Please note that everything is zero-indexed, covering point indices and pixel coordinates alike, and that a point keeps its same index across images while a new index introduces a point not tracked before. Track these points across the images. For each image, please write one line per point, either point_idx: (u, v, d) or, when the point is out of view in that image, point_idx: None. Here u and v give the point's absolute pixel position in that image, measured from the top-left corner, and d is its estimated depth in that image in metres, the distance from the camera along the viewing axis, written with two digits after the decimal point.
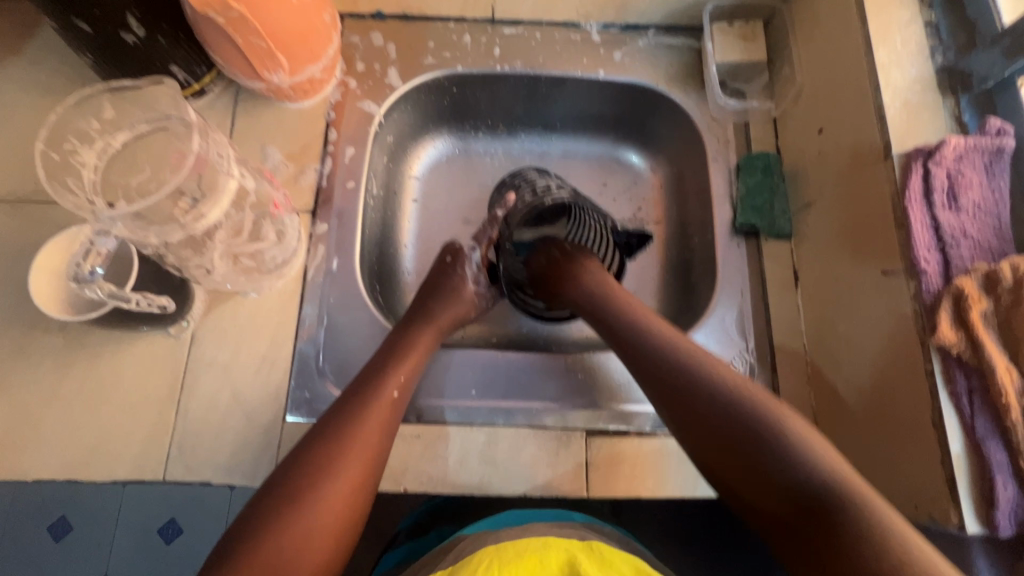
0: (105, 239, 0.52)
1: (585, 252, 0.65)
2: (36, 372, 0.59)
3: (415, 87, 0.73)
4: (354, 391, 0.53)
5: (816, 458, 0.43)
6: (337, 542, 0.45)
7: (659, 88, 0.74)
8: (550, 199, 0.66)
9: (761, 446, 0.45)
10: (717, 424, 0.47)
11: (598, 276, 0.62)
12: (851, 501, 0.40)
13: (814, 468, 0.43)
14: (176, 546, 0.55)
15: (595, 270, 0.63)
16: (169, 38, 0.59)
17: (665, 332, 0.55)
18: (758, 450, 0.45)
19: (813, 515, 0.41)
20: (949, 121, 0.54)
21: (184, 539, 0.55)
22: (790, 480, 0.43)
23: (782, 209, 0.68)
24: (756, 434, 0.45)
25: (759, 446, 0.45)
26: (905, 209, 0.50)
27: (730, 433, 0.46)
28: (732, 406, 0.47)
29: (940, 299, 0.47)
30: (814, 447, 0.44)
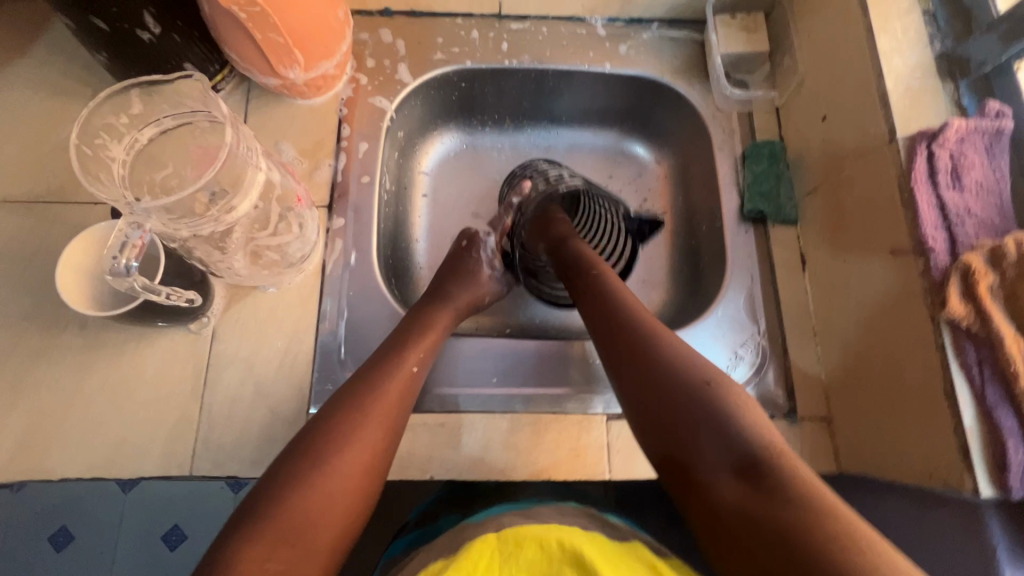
0: (141, 231, 0.47)
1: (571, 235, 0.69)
2: (57, 370, 0.59)
3: (425, 82, 0.74)
4: (375, 363, 0.55)
5: (754, 423, 0.45)
6: (358, 503, 0.47)
7: (664, 79, 0.76)
8: (564, 186, 0.72)
9: (706, 407, 0.46)
10: (670, 383, 0.49)
11: (584, 250, 0.65)
12: (781, 462, 0.42)
13: (748, 431, 0.44)
14: None
15: (582, 245, 0.65)
16: (183, 35, 0.59)
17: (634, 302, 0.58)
18: (698, 406, 0.47)
19: (744, 470, 0.42)
20: (949, 104, 0.56)
21: None
22: (724, 436, 0.44)
23: (787, 195, 0.69)
24: (705, 394, 0.47)
25: (703, 406, 0.46)
26: (912, 191, 0.52)
27: (679, 392, 0.48)
28: (686, 369, 0.49)
29: (950, 274, 0.48)
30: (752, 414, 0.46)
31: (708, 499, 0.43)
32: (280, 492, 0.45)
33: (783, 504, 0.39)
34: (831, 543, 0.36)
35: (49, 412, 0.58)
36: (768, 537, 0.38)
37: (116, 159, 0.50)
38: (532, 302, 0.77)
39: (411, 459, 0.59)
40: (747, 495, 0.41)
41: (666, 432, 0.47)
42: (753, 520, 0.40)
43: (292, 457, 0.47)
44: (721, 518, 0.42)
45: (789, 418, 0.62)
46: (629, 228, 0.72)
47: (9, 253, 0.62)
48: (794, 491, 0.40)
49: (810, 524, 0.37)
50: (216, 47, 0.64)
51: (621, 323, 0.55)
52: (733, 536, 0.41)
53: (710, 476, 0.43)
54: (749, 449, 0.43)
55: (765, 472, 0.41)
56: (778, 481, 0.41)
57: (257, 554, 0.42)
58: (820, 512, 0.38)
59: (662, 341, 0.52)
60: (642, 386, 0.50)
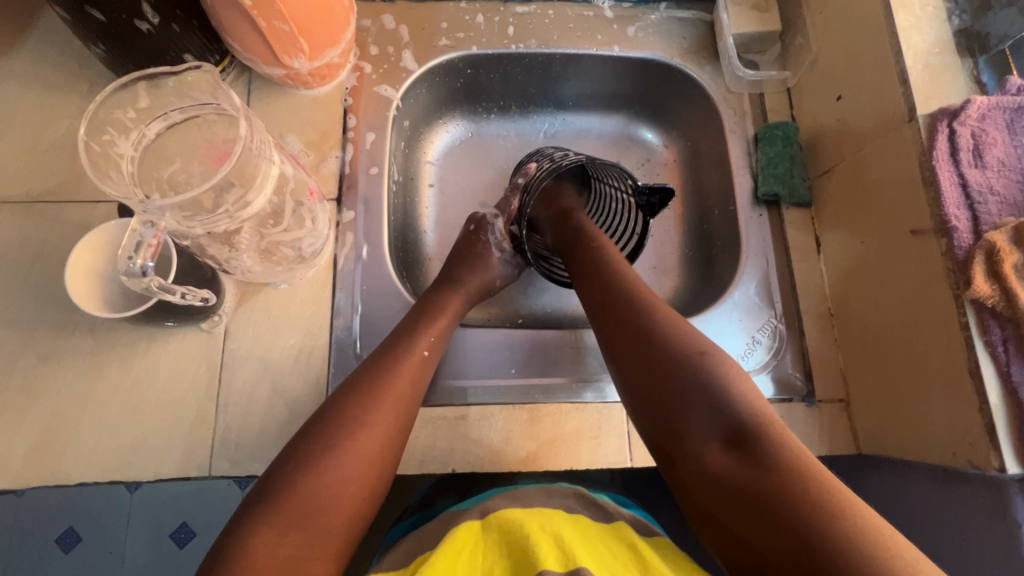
0: (155, 230, 0.45)
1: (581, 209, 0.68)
2: (69, 373, 0.58)
3: (430, 69, 0.73)
4: (386, 349, 0.54)
5: (746, 394, 0.45)
6: (370, 489, 0.47)
7: (673, 62, 0.74)
8: (567, 161, 0.67)
9: (698, 377, 0.46)
10: (662, 355, 0.48)
11: (583, 221, 0.65)
12: (771, 433, 0.42)
13: (740, 401, 0.44)
14: None
15: (583, 217, 0.66)
16: (182, 24, 0.57)
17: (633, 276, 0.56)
18: (694, 377, 0.46)
19: (734, 443, 0.42)
20: (968, 81, 0.55)
21: None
22: (718, 408, 0.44)
23: (801, 177, 0.69)
24: (697, 365, 0.46)
25: (695, 377, 0.46)
26: (933, 169, 0.51)
27: (671, 363, 0.47)
28: (678, 340, 0.48)
29: (973, 254, 0.48)
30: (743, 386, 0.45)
31: (696, 471, 0.43)
32: (292, 478, 0.44)
33: (770, 474, 0.39)
34: (817, 511, 0.36)
35: (62, 416, 0.57)
36: (754, 505, 0.38)
37: (124, 156, 0.48)
38: (544, 290, 0.76)
39: (433, 452, 0.59)
40: (736, 465, 0.41)
41: (657, 405, 0.46)
42: (741, 491, 0.39)
43: (304, 442, 0.47)
44: (710, 490, 0.41)
45: (807, 401, 0.62)
46: (640, 204, 0.68)
47: (11, 255, 0.60)
48: (782, 462, 0.39)
49: (797, 491, 0.37)
50: (216, 37, 0.62)
51: (614, 297, 0.54)
52: (719, 508, 0.40)
53: (700, 448, 0.43)
54: (739, 420, 0.43)
55: (753, 442, 0.41)
56: (768, 452, 0.40)
57: (269, 539, 0.41)
58: (806, 482, 0.38)
59: (654, 314, 0.51)
60: (632, 359, 0.50)
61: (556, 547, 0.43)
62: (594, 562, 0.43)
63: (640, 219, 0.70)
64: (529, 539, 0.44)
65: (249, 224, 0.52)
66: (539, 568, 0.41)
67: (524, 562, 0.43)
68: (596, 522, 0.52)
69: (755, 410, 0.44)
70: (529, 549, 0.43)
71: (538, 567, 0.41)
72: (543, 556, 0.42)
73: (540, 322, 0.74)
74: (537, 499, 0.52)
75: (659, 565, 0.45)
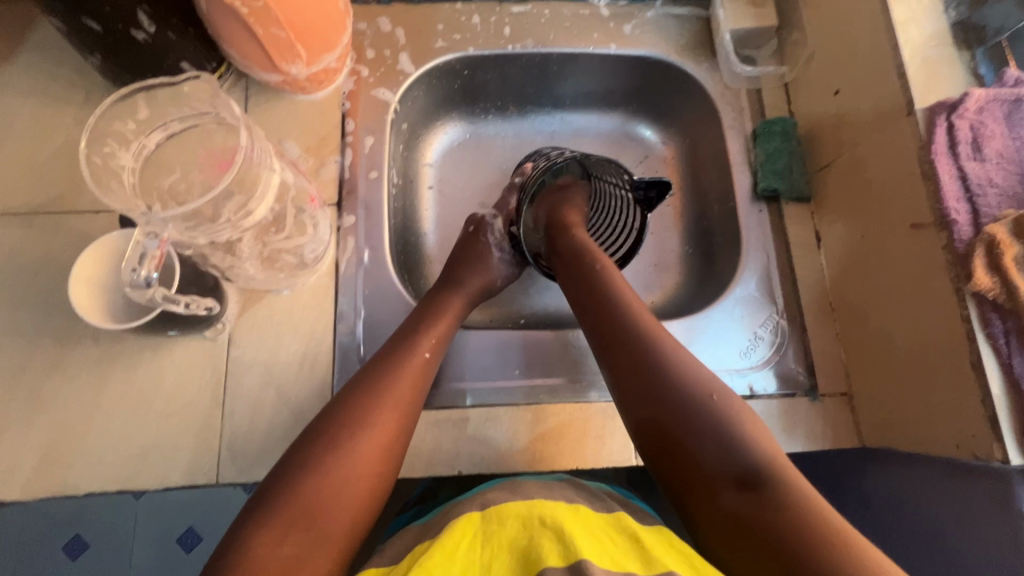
0: (159, 242, 0.45)
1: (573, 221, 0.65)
2: (74, 384, 0.58)
3: (427, 71, 0.73)
4: (388, 352, 0.55)
5: (756, 435, 0.45)
6: (372, 490, 0.47)
7: (670, 58, 0.74)
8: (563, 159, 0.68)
9: (709, 419, 0.46)
10: (673, 394, 0.48)
11: (583, 240, 0.63)
12: (783, 476, 0.42)
13: (752, 443, 0.44)
14: None
15: (582, 236, 0.63)
16: (179, 32, 0.57)
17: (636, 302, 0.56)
18: (704, 414, 0.46)
19: (745, 484, 0.42)
20: (966, 73, 0.55)
21: None
22: (729, 448, 0.44)
23: (800, 172, 0.69)
24: (708, 406, 0.46)
25: (707, 419, 0.46)
26: (932, 162, 0.51)
27: (682, 403, 0.47)
28: (688, 378, 0.48)
29: (974, 246, 0.48)
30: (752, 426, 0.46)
31: (713, 513, 0.43)
32: (295, 481, 0.45)
33: (787, 520, 0.39)
34: (837, 559, 0.37)
35: (68, 427, 0.57)
36: (774, 552, 0.39)
37: (124, 167, 0.48)
38: (545, 289, 0.76)
39: (439, 454, 0.60)
40: (752, 509, 0.41)
41: (671, 445, 0.46)
42: (754, 534, 0.40)
43: (306, 446, 0.47)
44: (727, 531, 0.42)
45: (810, 396, 0.63)
46: (638, 199, 0.68)
47: (12, 267, 0.60)
48: (796, 506, 0.40)
49: (814, 538, 0.38)
50: (212, 44, 0.61)
51: (620, 330, 0.53)
52: (738, 551, 0.41)
53: (712, 487, 0.43)
54: (751, 463, 0.43)
55: (766, 485, 0.42)
56: (783, 496, 0.41)
57: (270, 540, 0.42)
58: (823, 529, 0.39)
59: (662, 350, 0.51)
60: (643, 397, 0.49)
61: (555, 539, 0.45)
62: (596, 554, 0.43)
63: (638, 215, 0.70)
64: (530, 539, 0.45)
65: (250, 233, 0.52)
66: (541, 568, 0.43)
67: (529, 563, 0.44)
68: (597, 512, 0.51)
69: (766, 452, 0.44)
70: (530, 548, 0.45)
71: (541, 564, 0.43)
72: (546, 554, 0.44)
73: (542, 322, 0.74)
74: (539, 491, 0.52)
75: (663, 559, 0.44)
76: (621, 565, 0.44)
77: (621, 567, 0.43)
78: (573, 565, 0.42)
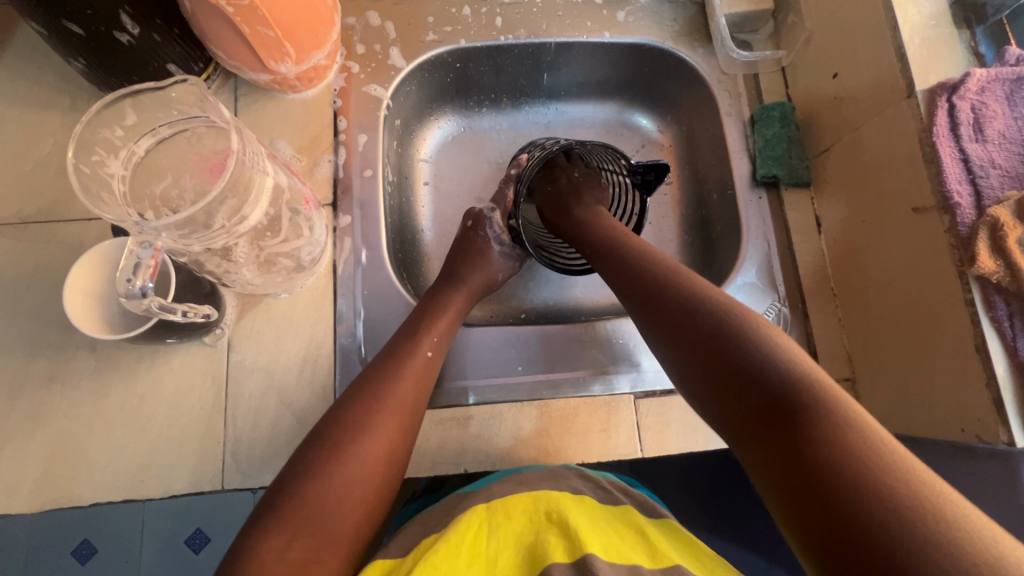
0: (152, 251, 0.45)
1: (580, 199, 0.66)
2: (74, 394, 0.58)
3: (419, 65, 0.71)
4: (389, 352, 0.54)
5: (791, 357, 0.38)
6: (377, 491, 0.47)
7: (665, 45, 0.73)
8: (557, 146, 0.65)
9: (732, 345, 0.40)
10: (695, 322, 0.43)
11: (592, 214, 0.62)
12: (821, 398, 0.35)
13: (784, 364, 0.38)
14: (204, 553, 0.57)
15: (583, 210, 0.63)
16: (163, 33, 0.56)
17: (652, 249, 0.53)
18: (726, 339, 0.41)
19: (775, 406, 0.36)
20: (966, 53, 0.54)
21: (211, 546, 0.57)
22: (755, 369, 0.38)
23: (799, 157, 0.68)
24: (732, 332, 0.41)
25: (731, 343, 0.40)
26: (934, 145, 0.51)
27: (704, 329, 0.42)
28: (710, 307, 0.43)
29: (977, 230, 0.48)
30: (787, 348, 0.39)
31: (742, 438, 0.38)
32: (299, 484, 0.44)
33: (818, 443, 0.33)
34: (874, 491, 0.30)
35: (69, 438, 0.57)
36: (802, 479, 0.33)
37: (113, 174, 0.47)
38: (545, 283, 0.75)
39: (445, 453, 0.60)
40: (780, 433, 0.35)
41: (696, 371, 0.42)
42: (785, 460, 0.34)
43: (309, 449, 0.46)
44: (756, 458, 0.37)
45: None
46: (636, 183, 0.67)
47: (5, 278, 0.59)
48: (833, 430, 0.33)
49: (849, 465, 0.32)
50: (197, 44, 0.60)
51: (639, 271, 0.50)
52: (767, 479, 0.35)
53: (742, 414, 0.38)
54: (781, 383, 0.37)
55: (799, 410, 0.35)
56: (818, 420, 0.34)
57: (277, 543, 0.41)
58: (864, 455, 0.32)
59: (684, 283, 0.47)
60: (665, 328, 0.45)
61: (562, 536, 0.45)
62: (603, 548, 0.44)
63: (637, 199, 0.69)
64: (537, 535, 0.46)
65: (245, 239, 0.51)
66: (547, 565, 0.43)
67: (535, 558, 0.44)
68: (602, 503, 0.52)
69: (802, 373, 0.37)
70: (537, 544, 0.45)
71: (546, 561, 0.43)
72: (551, 549, 0.44)
73: (542, 316, 0.73)
74: (543, 483, 0.52)
75: (669, 554, 0.45)
76: (628, 558, 0.44)
77: (628, 561, 0.44)
78: (579, 562, 0.42)
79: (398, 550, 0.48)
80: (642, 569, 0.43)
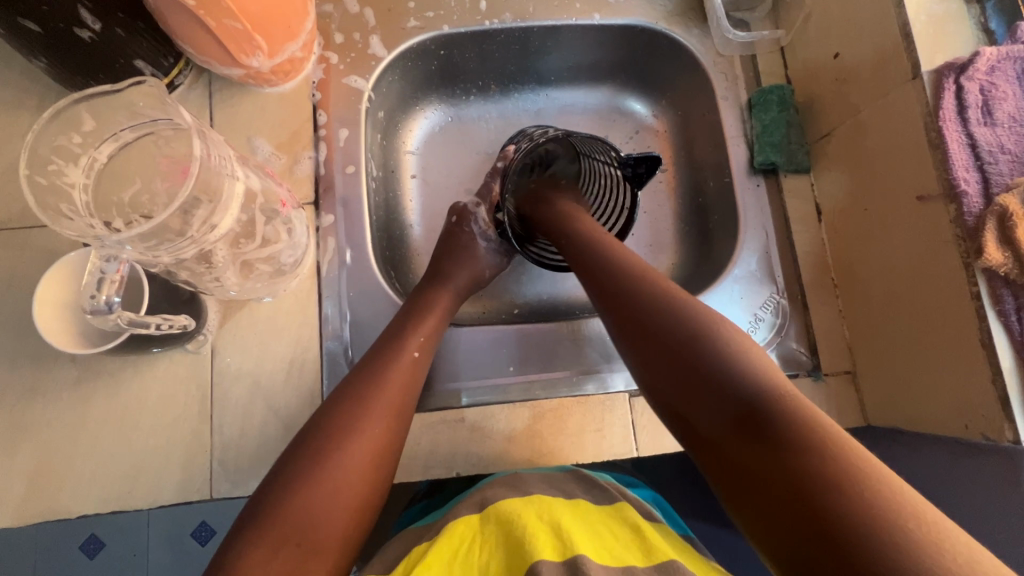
0: (118, 264, 0.46)
1: (557, 197, 0.64)
2: (55, 406, 0.56)
3: (401, 54, 0.68)
4: (375, 355, 0.52)
5: (760, 368, 0.37)
6: (365, 502, 0.45)
7: (658, 26, 0.70)
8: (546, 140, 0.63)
9: (701, 354, 0.39)
10: (664, 334, 0.41)
11: (569, 209, 0.60)
12: (788, 406, 0.34)
13: (752, 376, 0.36)
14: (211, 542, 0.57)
15: (564, 203, 0.62)
16: (127, 28, 0.53)
17: (627, 250, 0.51)
18: (696, 347, 0.39)
19: (744, 417, 0.35)
20: (974, 29, 0.51)
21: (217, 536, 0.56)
22: (724, 379, 0.37)
23: (798, 143, 0.66)
24: (700, 340, 0.39)
25: (699, 356, 0.39)
26: (940, 129, 0.48)
27: (674, 341, 0.40)
28: (680, 315, 0.42)
29: (984, 219, 0.46)
30: (755, 359, 0.38)
31: (714, 460, 0.36)
32: (281, 494, 0.42)
33: (792, 457, 0.31)
34: (850, 503, 0.29)
35: (54, 450, 0.56)
36: (779, 496, 0.31)
37: (75, 184, 0.46)
38: (537, 277, 0.73)
39: (436, 456, 0.58)
40: (754, 450, 0.33)
41: (667, 387, 0.40)
42: (755, 474, 0.32)
43: (292, 457, 0.45)
44: (728, 482, 0.34)
45: (814, 376, 0.61)
46: (627, 176, 0.65)
47: None
48: (805, 441, 0.32)
49: (824, 478, 0.30)
50: (167, 39, 0.57)
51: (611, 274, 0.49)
52: (743, 501, 0.33)
53: (710, 424, 0.36)
54: (751, 397, 0.35)
55: (768, 421, 0.34)
56: (787, 429, 0.33)
57: (259, 556, 0.39)
58: (839, 466, 0.30)
59: (654, 292, 0.45)
60: (636, 340, 0.43)
61: (552, 536, 0.43)
62: (594, 550, 0.43)
63: (628, 193, 0.66)
64: (523, 531, 0.44)
65: (223, 244, 0.49)
66: (534, 562, 0.40)
67: (520, 555, 0.42)
68: (597, 505, 0.50)
69: (769, 383, 0.36)
70: (523, 542, 0.43)
71: (533, 559, 0.41)
72: (539, 546, 0.42)
73: (536, 311, 0.72)
74: (539, 487, 0.50)
75: (663, 547, 0.44)
76: (621, 558, 0.43)
77: (621, 563, 0.42)
78: (570, 562, 0.40)
79: (390, 558, 0.47)
80: (636, 569, 0.42)
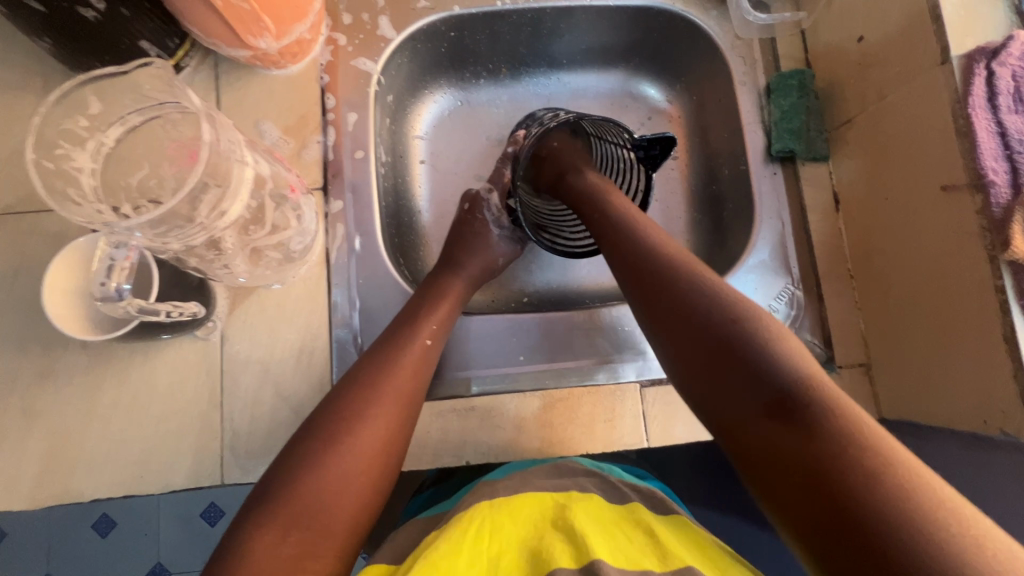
0: (126, 250, 0.47)
1: (577, 168, 0.62)
2: (66, 391, 0.56)
3: (411, 35, 0.67)
4: (387, 341, 0.52)
5: (792, 356, 0.38)
6: (372, 487, 0.44)
7: (676, 7, 0.67)
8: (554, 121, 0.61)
9: (734, 342, 0.39)
10: (697, 323, 0.42)
11: (596, 180, 0.60)
12: (823, 398, 0.35)
13: (786, 366, 0.37)
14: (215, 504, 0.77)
15: (594, 176, 0.60)
16: (132, 8, 0.51)
17: (658, 233, 0.51)
18: (728, 337, 0.40)
19: (776, 405, 0.36)
20: (1007, 11, 0.50)
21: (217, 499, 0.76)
22: (756, 369, 0.38)
23: (817, 130, 0.64)
24: (733, 327, 0.40)
25: (737, 345, 0.39)
26: (970, 118, 0.47)
27: (707, 330, 0.41)
28: (711, 302, 0.42)
29: (1012, 212, 0.45)
30: (789, 347, 0.39)
31: (745, 445, 0.37)
32: (295, 479, 0.42)
33: (824, 447, 0.33)
34: (878, 494, 0.30)
35: (66, 435, 0.56)
36: (811, 485, 0.32)
37: (83, 168, 0.45)
38: (548, 265, 0.72)
39: (445, 445, 0.58)
40: (785, 438, 0.34)
41: (699, 372, 0.40)
42: (784, 461, 0.34)
43: (302, 444, 0.44)
44: (756, 465, 0.36)
45: (829, 369, 0.60)
46: (639, 158, 0.63)
47: None
48: (838, 431, 0.33)
49: (856, 469, 0.31)
50: (172, 19, 0.56)
51: (642, 256, 0.48)
52: (768, 483, 0.35)
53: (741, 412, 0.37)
54: (785, 386, 0.36)
55: (802, 411, 0.35)
56: (819, 423, 0.34)
57: (270, 539, 0.39)
58: (871, 457, 0.32)
59: (688, 280, 0.45)
60: (667, 326, 0.43)
61: (566, 542, 0.42)
62: (610, 554, 0.41)
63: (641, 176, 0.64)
64: (541, 540, 0.43)
65: (232, 231, 0.48)
66: (553, 569, 0.40)
67: (539, 562, 0.41)
68: (610, 502, 0.49)
69: (802, 372, 0.37)
70: (541, 548, 0.42)
71: (552, 565, 0.40)
72: (557, 554, 0.41)
73: (545, 299, 0.71)
74: (549, 482, 0.49)
75: (679, 552, 0.42)
76: (637, 562, 0.41)
77: (637, 566, 0.41)
78: (586, 566, 0.39)
79: (401, 543, 0.47)
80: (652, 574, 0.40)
